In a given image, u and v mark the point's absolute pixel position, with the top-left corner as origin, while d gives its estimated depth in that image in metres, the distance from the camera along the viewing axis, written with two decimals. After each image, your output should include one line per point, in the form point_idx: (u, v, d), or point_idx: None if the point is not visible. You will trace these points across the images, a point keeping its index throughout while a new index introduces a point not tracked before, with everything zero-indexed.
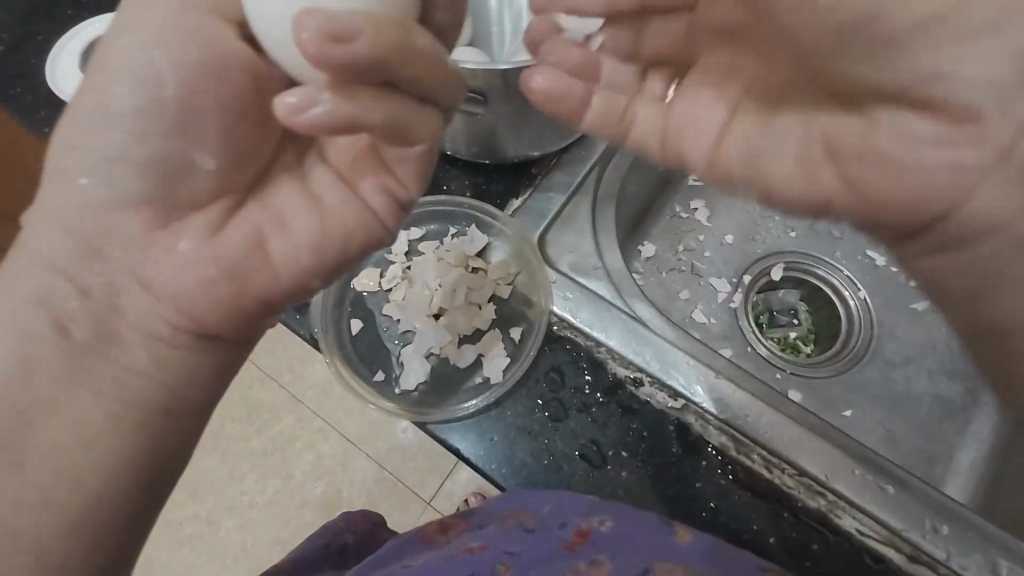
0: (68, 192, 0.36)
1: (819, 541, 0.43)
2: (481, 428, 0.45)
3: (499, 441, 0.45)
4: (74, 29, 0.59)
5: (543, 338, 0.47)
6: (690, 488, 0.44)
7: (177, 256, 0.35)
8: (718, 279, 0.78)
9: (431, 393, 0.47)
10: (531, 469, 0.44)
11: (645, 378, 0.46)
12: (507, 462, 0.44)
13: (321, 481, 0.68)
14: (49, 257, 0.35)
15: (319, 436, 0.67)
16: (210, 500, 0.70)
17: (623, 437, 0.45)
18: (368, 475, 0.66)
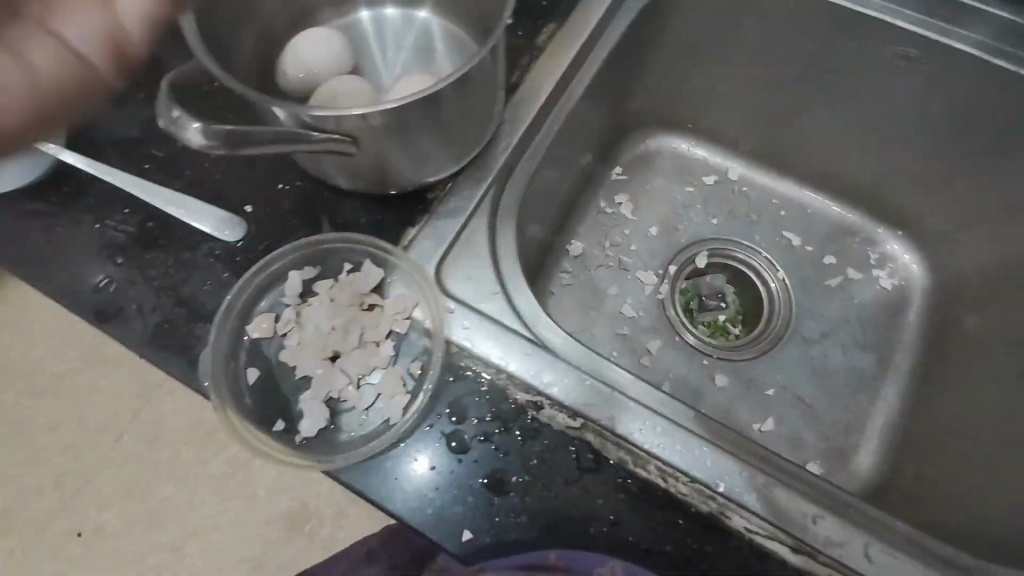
0: None
1: (712, 543, 0.42)
2: (387, 467, 0.43)
3: (404, 479, 0.43)
4: None
5: (442, 370, 0.46)
6: (591, 506, 0.43)
7: None
8: (645, 272, 0.88)
9: (335, 438, 0.44)
10: (436, 504, 0.43)
11: (545, 402, 0.45)
12: (406, 496, 0.43)
13: None
14: None
15: None
16: None
17: (526, 463, 0.44)
18: None
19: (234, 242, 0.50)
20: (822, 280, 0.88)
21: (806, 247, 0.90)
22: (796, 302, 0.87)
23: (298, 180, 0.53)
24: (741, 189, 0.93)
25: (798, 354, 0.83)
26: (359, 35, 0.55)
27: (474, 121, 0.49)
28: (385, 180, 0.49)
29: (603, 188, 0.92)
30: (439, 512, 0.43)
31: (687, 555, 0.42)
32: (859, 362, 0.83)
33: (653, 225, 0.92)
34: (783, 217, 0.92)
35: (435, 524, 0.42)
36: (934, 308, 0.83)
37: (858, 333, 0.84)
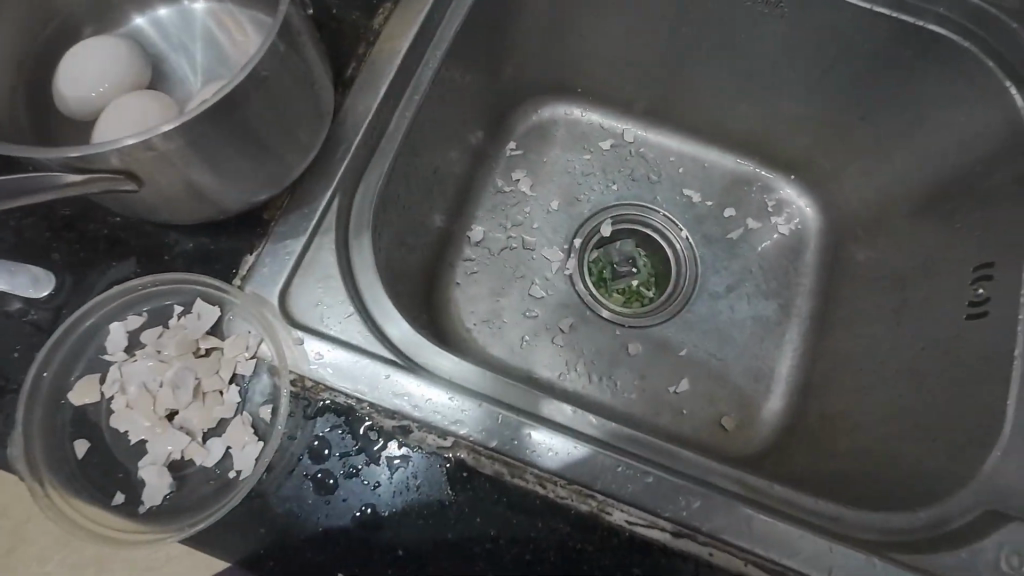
0: None
1: (594, 543, 0.41)
2: (246, 524, 0.40)
3: (267, 533, 0.40)
4: None
5: (296, 408, 0.42)
6: (470, 527, 0.41)
7: None
8: (550, 249, 0.86)
9: (186, 502, 0.41)
10: (304, 554, 0.40)
11: (413, 425, 0.43)
12: (270, 550, 0.40)
13: None
14: None
15: None
16: None
17: (397, 493, 0.41)
18: None
19: (42, 298, 0.44)
20: (725, 233, 0.88)
21: (707, 202, 0.89)
22: (701, 258, 0.87)
23: (110, 216, 0.46)
24: (638, 150, 0.91)
25: (707, 312, 0.84)
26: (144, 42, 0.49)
27: (300, 125, 0.44)
28: (205, 206, 0.44)
29: (498, 166, 0.88)
30: (306, 561, 0.40)
31: (570, 558, 0.41)
32: (762, 311, 0.84)
33: (554, 198, 0.89)
34: (681, 174, 0.90)
35: (305, 574, 0.40)
36: (829, 249, 0.85)
37: (759, 283, 0.85)
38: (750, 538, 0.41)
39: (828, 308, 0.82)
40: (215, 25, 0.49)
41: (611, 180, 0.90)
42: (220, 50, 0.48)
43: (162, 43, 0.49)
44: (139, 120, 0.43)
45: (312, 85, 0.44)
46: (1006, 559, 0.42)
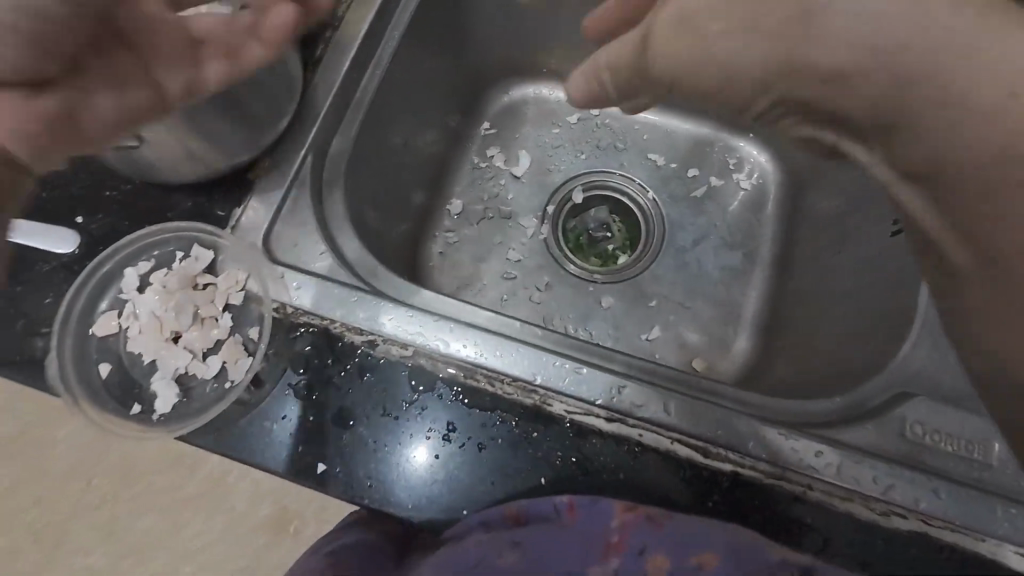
0: None
1: (537, 429, 0.47)
2: (240, 423, 0.47)
3: (258, 431, 0.47)
4: None
5: (279, 328, 0.50)
6: (430, 422, 0.48)
7: None
8: (525, 216, 0.93)
9: (189, 410, 0.48)
10: (289, 447, 0.47)
11: (379, 338, 0.50)
12: (261, 445, 0.47)
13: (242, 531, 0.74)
14: None
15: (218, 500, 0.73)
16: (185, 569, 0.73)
17: (366, 396, 0.48)
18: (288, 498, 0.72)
19: (70, 253, 0.53)
20: (689, 191, 0.93)
21: (671, 164, 0.95)
22: (667, 216, 0.93)
23: (123, 184, 0.55)
24: (604, 122, 0.97)
25: (672, 266, 0.89)
26: None
27: (273, 92, 0.53)
28: (197, 166, 0.52)
29: (474, 145, 0.96)
30: (293, 453, 0.47)
31: (518, 444, 0.47)
32: (728, 261, 0.89)
33: (527, 170, 0.95)
34: (646, 140, 0.96)
35: (290, 464, 0.47)
36: (788, 200, 0.90)
37: (724, 236, 0.90)
38: (675, 419, 0.47)
39: (789, 253, 0.86)
40: None
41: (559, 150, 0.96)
42: None
43: None
44: None
45: (277, 59, 0.53)
46: (909, 429, 0.46)
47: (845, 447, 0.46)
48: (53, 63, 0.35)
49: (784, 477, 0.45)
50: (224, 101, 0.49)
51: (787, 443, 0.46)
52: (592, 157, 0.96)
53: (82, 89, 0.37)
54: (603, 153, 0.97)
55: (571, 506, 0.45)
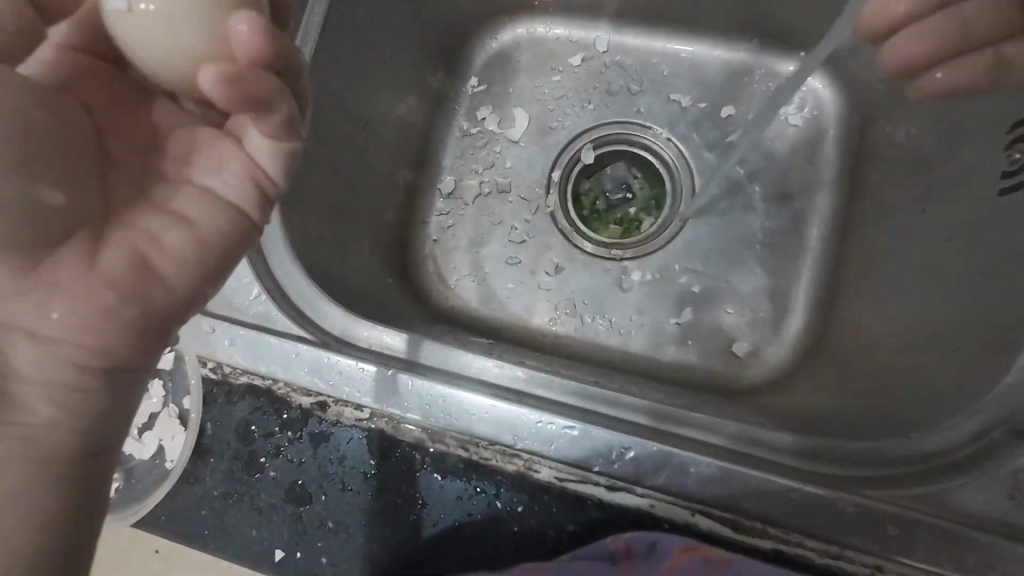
0: None
1: (524, 502, 0.39)
2: (185, 508, 0.42)
3: (208, 513, 0.42)
4: None
5: (219, 393, 0.43)
6: (396, 495, 0.40)
7: None
8: (528, 186, 0.80)
9: (130, 490, 0.45)
10: (240, 529, 0.41)
11: (328, 399, 0.42)
12: (213, 529, 0.42)
13: None
14: None
15: None
16: None
17: (324, 469, 0.41)
18: None
19: None
20: (724, 136, 0.76)
21: (699, 103, 0.78)
22: (697, 169, 0.77)
23: None
24: (612, 60, 0.80)
25: (706, 230, 0.75)
26: None
27: None
28: None
29: (462, 106, 0.81)
30: (247, 537, 0.41)
31: (505, 519, 0.39)
32: (776, 218, 0.73)
33: (524, 132, 0.81)
34: (665, 77, 0.79)
35: (245, 549, 0.41)
36: (852, 136, 0.71)
37: (768, 189, 0.74)
38: (698, 488, 0.36)
39: (853, 205, 0.69)
40: None
41: (564, 102, 0.80)
42: None
43: None
44: None
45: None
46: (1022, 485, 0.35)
47: (926, 513, 0.35)
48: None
49: (845, 557, 0.35)
50: None
51: (851, 517, 0.35)
52: (602, 106, 0.80)
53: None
54: (615, 96, 0.80)
55: (626, 550, 0.38)
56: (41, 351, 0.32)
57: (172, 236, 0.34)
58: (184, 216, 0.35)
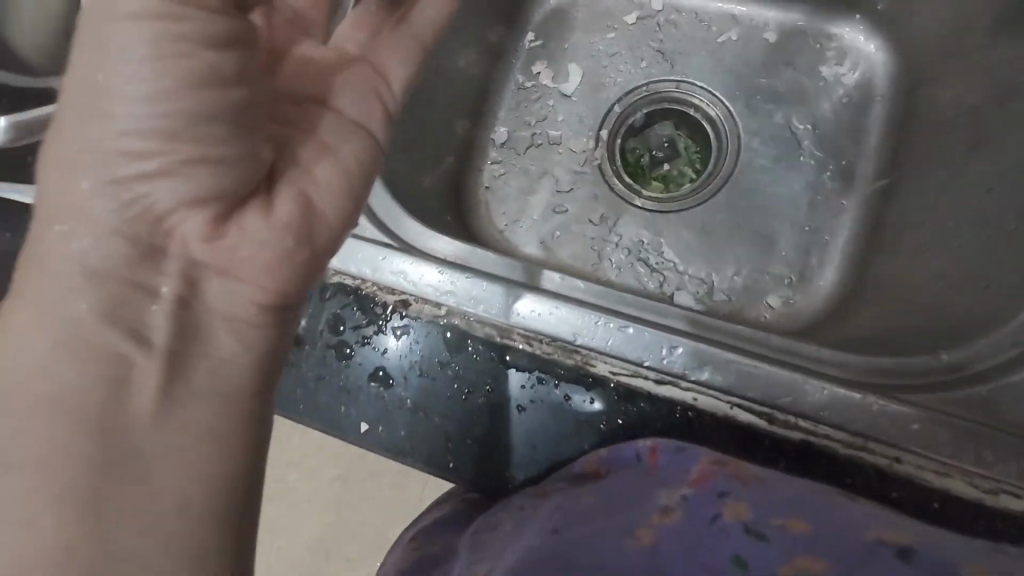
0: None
1: (580, 392, 0.44)
2: (283, 387, 0.49)
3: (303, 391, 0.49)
4: None
5: (315, 290, 0.49)
6: (467, 382, 0.46)
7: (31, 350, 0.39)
8: (577, 139, 0.84)
9: None
10: (329, 407, 0.48)
11: (410, 298, 0.47)
12: (306, 405, 0.48)
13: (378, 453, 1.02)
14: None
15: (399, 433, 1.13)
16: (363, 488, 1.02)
17: (404, 357, 0.47)
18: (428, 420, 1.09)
19: None
20: (774, 95, 0.79)
21: (750, 63, 0.80)
22: (744, 128, 0.79)
23: None
24: (668, 20, 0.83)
25: (749, 188, 0.77)
26: None
27: None
28: None
29: (518, 61, 0.85)
30: (338, 413, 0.48)
31: (562, 406, 0.45)
32: (818, 177, 0.75)
33: (577, 87, 0.84)
34: (717, 37, 0.81)
35: (332, 422, 0.47)
36: (900, 99, 0.73)
37: (812, 148, 0.76)
38: (740, 384, 0.41)
39: (897, 167, 0.71)
40: None
41: (617, 59, 0.84)
42: None
43: None
44: None
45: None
46: None
47: (951, 414, 0.38)
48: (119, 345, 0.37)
49: (867, 449, 0.40)
50: None
51: (879, 415, 0.39)
52: (653, 64, 0.83)
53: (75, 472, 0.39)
54: (667, 55, 0.83)
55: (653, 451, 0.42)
56: (231, 295, 0.40)
57: (329, 187, 0.42)
58: (335, 156, 0.42)
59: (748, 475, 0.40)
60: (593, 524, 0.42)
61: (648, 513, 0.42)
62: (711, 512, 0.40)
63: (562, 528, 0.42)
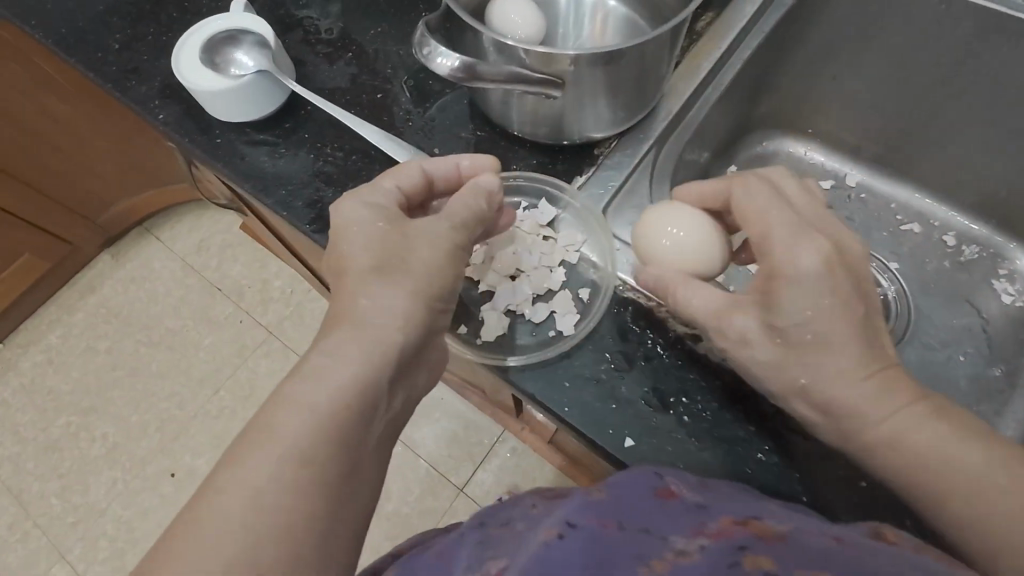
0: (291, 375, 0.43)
1: (864, 477, 0.46)
2: (553, 376, 0.50)
3: (570, 387, 0.50)
4: (200, 24, 0.61)
5: (608, 299, 0.54)
6: (744, 430, 0.48)
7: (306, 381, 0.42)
8: None
9: (508, 343, 0.54)
10: (596, 412, 0.49)
11: (702, 335, 0.51)
12: (571, 401, 0.49)
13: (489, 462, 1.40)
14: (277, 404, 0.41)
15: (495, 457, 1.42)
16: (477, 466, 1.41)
17: (682, 386, 0.50)
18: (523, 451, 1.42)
19: None
20: (948, 289, 0.83)
21: (930, 255, 0.85)
22: (916, 306, 0.81)
23: (484, 130, 0.62)
24: (859, 196, 0.89)
25: (925, 364, 0.75)
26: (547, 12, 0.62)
27: (644, 89, 0.56)
28: (556, 133, 0.58)
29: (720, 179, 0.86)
30: (611, 413, 0.49)
31: (841, 482, 0.46)
32: (987, 373, 0.75)
33: None
34: (900, 224, 0.87)
35: (598, 428, 0.48)
36: None
37: (983, 344, 0.78)
38: None
39: None
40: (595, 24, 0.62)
41: None
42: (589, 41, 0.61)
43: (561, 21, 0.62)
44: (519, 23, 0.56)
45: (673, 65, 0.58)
46: None
47: None
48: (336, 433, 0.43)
49: None
50: (619, 81, 0.52)
51: None
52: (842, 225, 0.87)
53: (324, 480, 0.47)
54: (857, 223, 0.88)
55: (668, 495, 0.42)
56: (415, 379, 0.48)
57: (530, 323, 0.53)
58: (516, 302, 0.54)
59: (773, 535, 0.36)
60: (602, 537, 0.38)
61: (660, 548, 0.37)
62: (728, 556, 0.34)
63: (568, 531, 0.39)
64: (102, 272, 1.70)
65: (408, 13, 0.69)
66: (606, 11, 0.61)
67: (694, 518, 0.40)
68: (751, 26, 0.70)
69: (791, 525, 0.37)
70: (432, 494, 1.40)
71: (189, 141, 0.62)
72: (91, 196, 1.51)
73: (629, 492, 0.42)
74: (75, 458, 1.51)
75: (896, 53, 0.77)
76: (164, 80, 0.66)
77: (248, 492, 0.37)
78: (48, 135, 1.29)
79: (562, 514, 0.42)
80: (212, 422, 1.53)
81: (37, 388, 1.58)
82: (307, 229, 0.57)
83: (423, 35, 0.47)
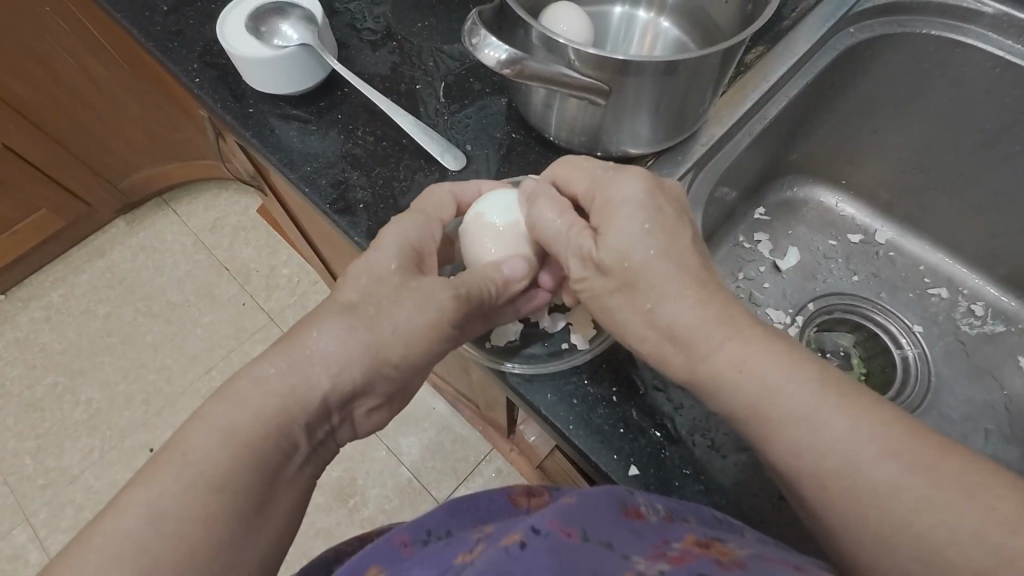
0: (248, 382, 0.42)
1: None
2: (563, 389, 0.48)
3: (579, 404, 0.48)
4: None
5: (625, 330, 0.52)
6: (750, 476, 0.47)
7: (250, 397, 0.41)
8: (776, 309, 0.81)
9: (519, 351, 0.52)
10: (605, 433, 0.47)
11: None
12: (579, 419, 0.47)
13: (474, 480, 1.37)
14: (234, 409, 0.41)
15: (479, 476, 1.38)
16: (460, 483, 1.37)
17: (694, 421, 0.48)
18: (508, 472, 1.38)
19: (451, 169, 0.58)
20: (973, 361, 0.79)
21: (956, 324, 0.82)
22: (937, 373, 0.78)
23: (520, 131, 0.61)
24: (887, 253, 0.86)
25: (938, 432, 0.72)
26: (598, 18, 0.63)
27: (686, 112, 0.54)
28: (592, 144, 0.57)
29: (746, 219, 0.84)
30: (619, 434, 0.47)
31: None
32: (1003, 452, 0.71)
33: (791, 260, 0.85)
34: (928, 288, 0.84)
35: (604, 451, 0.46)
36: None
37: (1003, 421, 0.74)
38: None
39: None
40: (643, 31, 0.62)
41: (833, 266, 0.85)
42: (637, 50, 0.62)
43: (612, 29, 0.63)
44: (571, 25, 0.56)
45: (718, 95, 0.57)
46: None
47: None
48: (301, 432, 0.43)
49: None
50: (663, 99, 0.50)
51: None
52: (866, 281, 0.84)
53: (318, 462, 0.45)
54: (884, 279, 0.85)
55: (636, 510, 0.40)
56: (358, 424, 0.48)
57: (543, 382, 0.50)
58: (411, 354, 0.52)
59: (732, 561, 0.34)
60: (565, 544, 0.35)
61: (620, 565, 0.35)
62: None
63: (530, 538, 0.36)
64: (114, 237, 1.69)
65: (457, 10, 0.69)
66: (657, 31, 0.61)
67: (656, 538, 0.38)
68: (796, 66, 0.69)
69: (751, 552, 0.36)
70: (410, 505, 1.35)
71: (221, 106, 0.61)
72: (116, 161, 1.51)
73: (592, 502, 0.40)
74: (54, 419, 1.48)
75: (943, 114, 0.76)
76: (207, 45, 0.66)
77: (182, 480, 0.37)
78: (81, 95, 1.29)
79: (531, 519, 0.39)
80: (198, 402, 1.50)
81: (29, 344, 1.57)
82: (328, 207, 0.56)
83: (474, 23, 0.47)
